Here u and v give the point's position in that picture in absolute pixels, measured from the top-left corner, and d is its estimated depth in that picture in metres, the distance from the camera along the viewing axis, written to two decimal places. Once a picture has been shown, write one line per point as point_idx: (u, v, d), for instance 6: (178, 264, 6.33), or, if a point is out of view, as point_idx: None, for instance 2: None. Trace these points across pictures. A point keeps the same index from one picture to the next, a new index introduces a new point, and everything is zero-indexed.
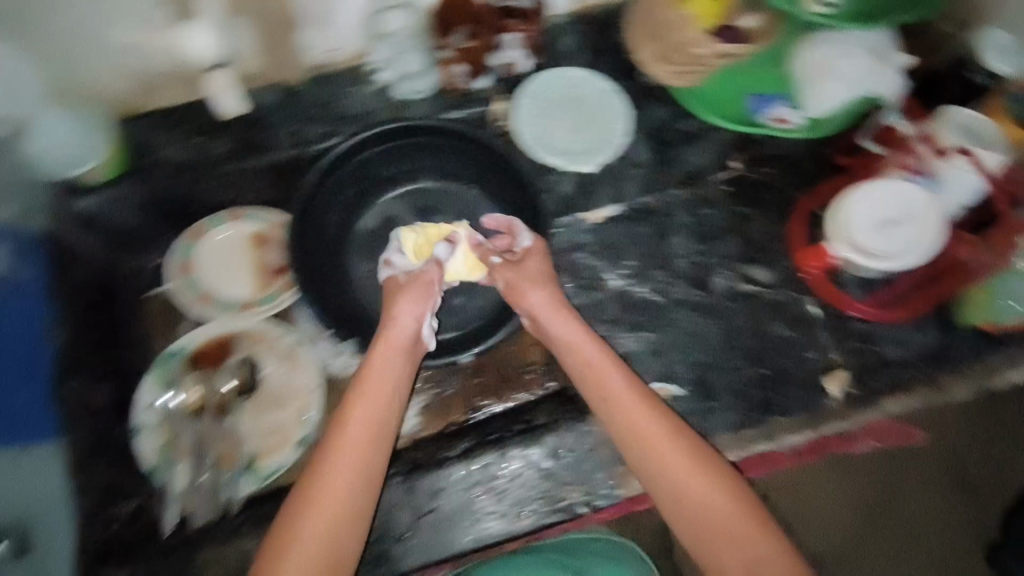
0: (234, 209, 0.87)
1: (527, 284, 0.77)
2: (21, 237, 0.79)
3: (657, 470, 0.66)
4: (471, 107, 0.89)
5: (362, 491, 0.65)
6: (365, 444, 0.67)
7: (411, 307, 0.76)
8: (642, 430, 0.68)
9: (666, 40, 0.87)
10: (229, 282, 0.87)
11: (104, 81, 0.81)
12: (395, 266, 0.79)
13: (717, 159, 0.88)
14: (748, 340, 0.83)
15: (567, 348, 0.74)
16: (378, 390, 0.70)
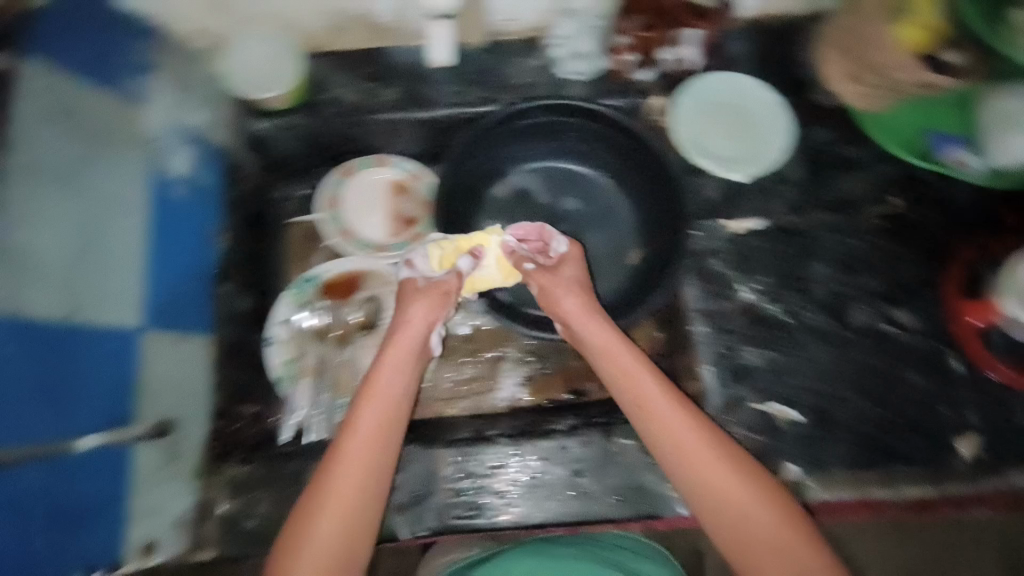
0: (383, 156, 0.95)
1: (561, 289, 0.81)
2: (209, 144, 0.81)
3: (690, 475, 0.66)
4: (630, 97, 0.90)
5: (380, 468, 0.66)
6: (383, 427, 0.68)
7: (424, 307, 0.79)
8: (681, 452, 0.67)
9: (859, 58, 0.82)
10: (370, 222, 0.95)
11: (300, 12, 0.83)
12: (416, 269, 0.82)
13: (875, 192, 0.86)
14: (875, 381, 0.80)
15: (601, 351, 0.76)
16: (389, 379, 0.72)
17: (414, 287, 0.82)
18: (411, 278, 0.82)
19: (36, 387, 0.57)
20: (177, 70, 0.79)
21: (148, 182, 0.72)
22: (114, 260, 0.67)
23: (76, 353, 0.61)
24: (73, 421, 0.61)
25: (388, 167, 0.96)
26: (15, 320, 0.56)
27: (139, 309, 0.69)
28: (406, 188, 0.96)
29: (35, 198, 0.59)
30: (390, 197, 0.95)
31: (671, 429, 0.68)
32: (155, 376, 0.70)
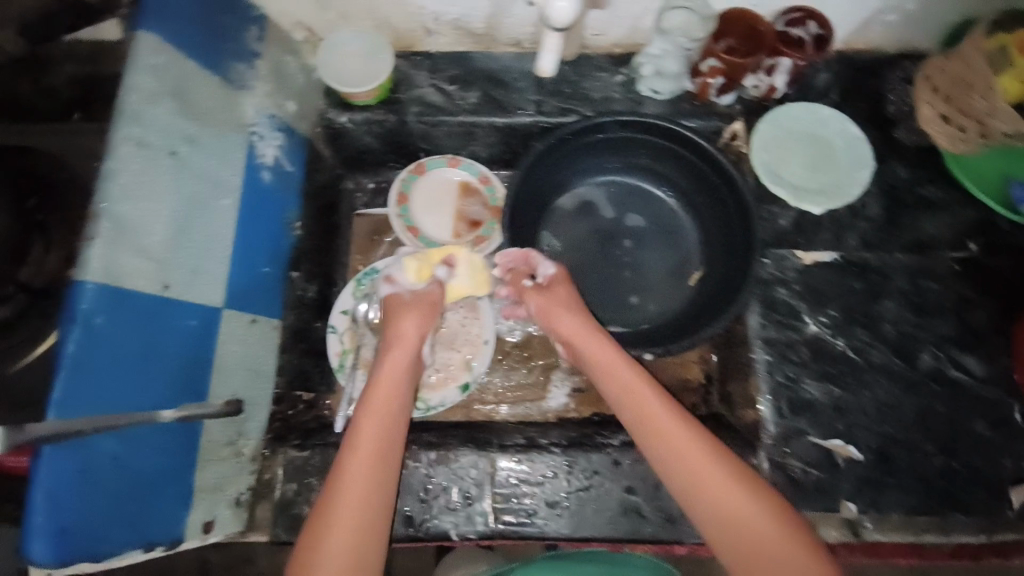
0: (454, 157, 0.98)
1: (560, 307, 0.81)
2: (297, 136, 0.84)
3: (699, 499, 0.64)
4: (708, 119, 0.91)
5: (386, 468, 0.65)
6: (386, 427, 0.68)
7: (416, 319, 0.79)
8: (699, 475, 0.65)
9: (961, 94, 0.75)
10: (436, 220, 0.97)
11: (397, 15, 0.86)
12: (397, 284, 0.83)
13: (950, 235, 0.85)
14: (939, 426, 0.79)
15: (603, 370, 0.77)
16: (389, 381, 0.72)
17: (398, 299, 0.82)
18: (394, 293, 0.83)
19: (132, 357, 0.59)
20: (277, 59, 0.81)
21: (240, 166, 0.74)
22: (206, 239, 0.68)
23: (168, 326, 0.63)
24: (161, 393, 0.62)
25: (458, 169, 0.99)
26: (119, 291, 0.58)
27: (224, 289, 0.71)
28: (474, 191, 0.98)
29: (144, 174, 0.61)
30: (458, 197, 0.98)
31: (679, 451, 0.67)
32: (228, 357, 0.72)
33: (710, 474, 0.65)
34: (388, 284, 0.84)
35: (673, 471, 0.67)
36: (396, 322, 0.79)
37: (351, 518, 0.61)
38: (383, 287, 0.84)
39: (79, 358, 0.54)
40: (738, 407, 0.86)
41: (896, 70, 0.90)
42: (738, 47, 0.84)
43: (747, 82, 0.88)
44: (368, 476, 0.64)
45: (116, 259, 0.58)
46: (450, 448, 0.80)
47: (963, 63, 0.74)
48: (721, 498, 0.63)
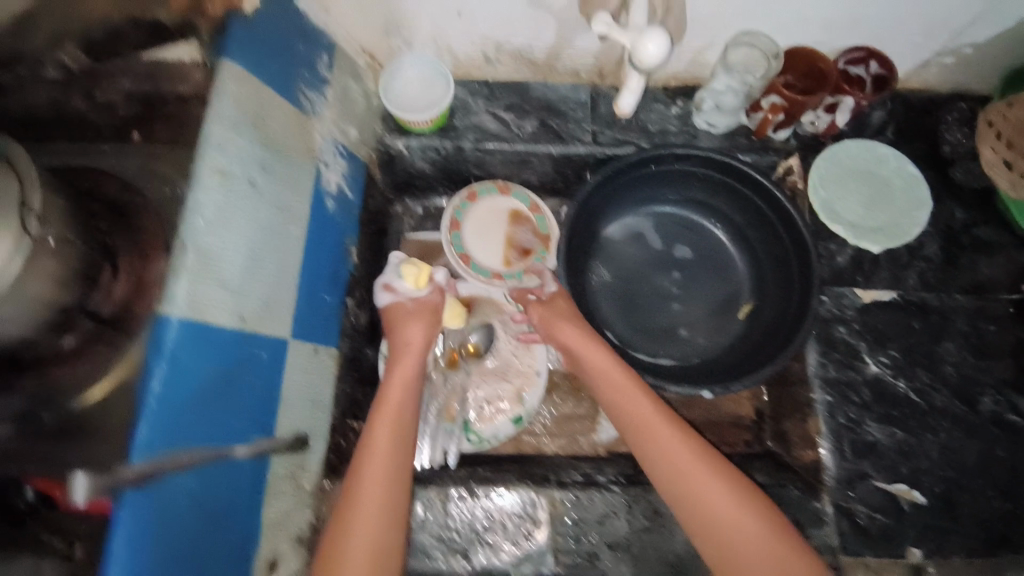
0: (505, 184, 0.97)
1: (562, 321, 0.83)
2: (355, 163, 0.85)
3: (697, 514, 0.69)
4: (766, 154, 0.91)
5: (399, 474, 0.69)
6: (397, 435, 0.71)
7: (422, 326, 0.80)
8: (686, 479, 0.70)
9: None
10: (487, 248, 0.96)
11: (459, 44, 0.86)
12: (397, 292, 0.81)
13: (1009, 277, 0.85)
14: (1001, 472, 0.77)
15: (598, 374, 0.80)
16: (398, 387, 0.76)
17: (399, 308, 0.81)
18: (395, 301, 0.81)
19: (209, 391, 0.58)
20: (340, 84, 0.81)
21: (306, 191, 0.74)
22: (277, 268, 0.67)
23: (241, 359, 0.61)
24: (233, 426, 0.61)
25: (509, 196, 0.98)
26: (201, 325, 0.56)
27: (290, 318, 0.70)
28: (525, 218, 0.97)
29: (227, 204, 0.60)
30: (510, 224, 0.97)
31: (680, 466, 0.71)
32: (293, 388, 0.70)
33: (711, 485, 0.69)
34: (386, 292, 0.81)
35: (676, 484, 0.71)
36: (399, 329, 0.81)
37: (370, 527, 0.65)
38: (382, 295, 0.81)
39: (161, 395, 0.52)
40: (795, 447, 0.85)
41: (950, 112, 0.91)
42: (796, 84, 0.85)
43: (805, 119, 0.88)
44: (382, 485, 0.67)
45: (202, 291, 0.56)
46: (508, 484, 0.77)
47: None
48: (724, 510, 0.68)
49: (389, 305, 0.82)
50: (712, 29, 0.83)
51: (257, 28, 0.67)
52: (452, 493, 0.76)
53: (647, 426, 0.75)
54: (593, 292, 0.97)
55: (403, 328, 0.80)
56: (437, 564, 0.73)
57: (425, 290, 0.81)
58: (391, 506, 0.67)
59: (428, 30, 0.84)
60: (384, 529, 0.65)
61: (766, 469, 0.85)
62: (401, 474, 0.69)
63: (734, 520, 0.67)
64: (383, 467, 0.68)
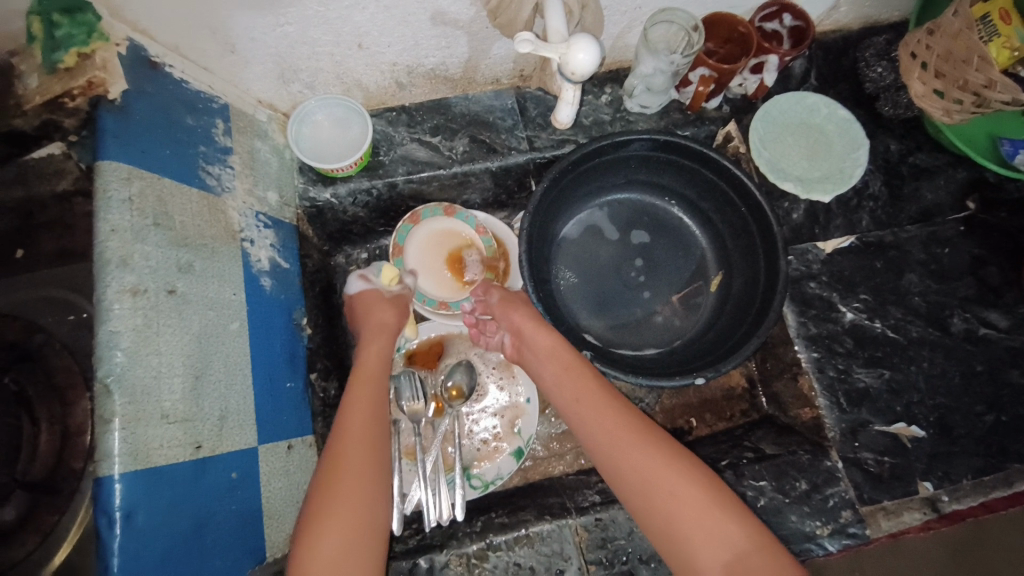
0: (450, 206, 0.90)
1: (522, 302, 0.82)
2: (284, 229, 0.78)
3: (651, 505, 0.62)
4: (703, 125, 0.90)
5: (381, 465, 0.63)
6: (373, 431, 0.65)
7: (392, 311, 0.80)
8: (640, 463, 0.64)
9: (958, 68, 0.75)
10: (433, 277, 0.90)
11: (366, 75, 0.79)
12: (371, 283, 0.82)
13: (952, 198, 0.88)
14: (983, 385, 0.80)
15: (542, 352, 0.76)
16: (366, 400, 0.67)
17: (372, 296, 0.81)
18: (367, 289, 0.82)
19: (183, 539, 0.52)
20: (247, 148, 0.73)
21: (240, 281, 0.66)
22: (227, 374, 0.60)
23: (212, 492, 0.55)
24: (214, 567, 0.54)
25: (454, 219, 0.90)
26: (150, 473, 0.50)
27: (255, 424, 0.63)
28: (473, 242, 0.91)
29: (149, 327, 0.53)
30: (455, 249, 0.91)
31: (630, 443, 0.66)
32: (276, 501, 0.63)
33: (663, 466, 0.63)
34: (360, 281, 0.83)
35: (631, 467, 0.64)
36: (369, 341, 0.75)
37: (357, 516, 0.58)
38: (357, 283, 0.83)
39: (124, 570, 0.46)
40: (791, 407, 0.85)
41: (866, 49, 0.92)
42: (719, 51, 0.85)
43: (733, 83, 0.89)
44: (365, 475, 0.61)
45: (142, 436, 0.50)
46: (527, 524, 0.73)
47: (951, 37, 0.75)
48: (677, 501, 0.61)
49: (361, 293, 0.82)
50: (627, 12, 0.80)
51: (136, 118, 0.59)
52: (471, 554, 0.71)
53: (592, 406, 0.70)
54: (562, 294, 0.94)
55: (372, 317, 0.79)
56: None
57: (399, 288, 0.83)
58: (377, 498, 0.60)
59: (330, 69, 0.76)
60: (365, 533, 0.57)
61: (769, 437, 0.83)
62: (380, 471, 0.63)
63: (684, 515, 0.60)
64: (369, 453, 0.63)
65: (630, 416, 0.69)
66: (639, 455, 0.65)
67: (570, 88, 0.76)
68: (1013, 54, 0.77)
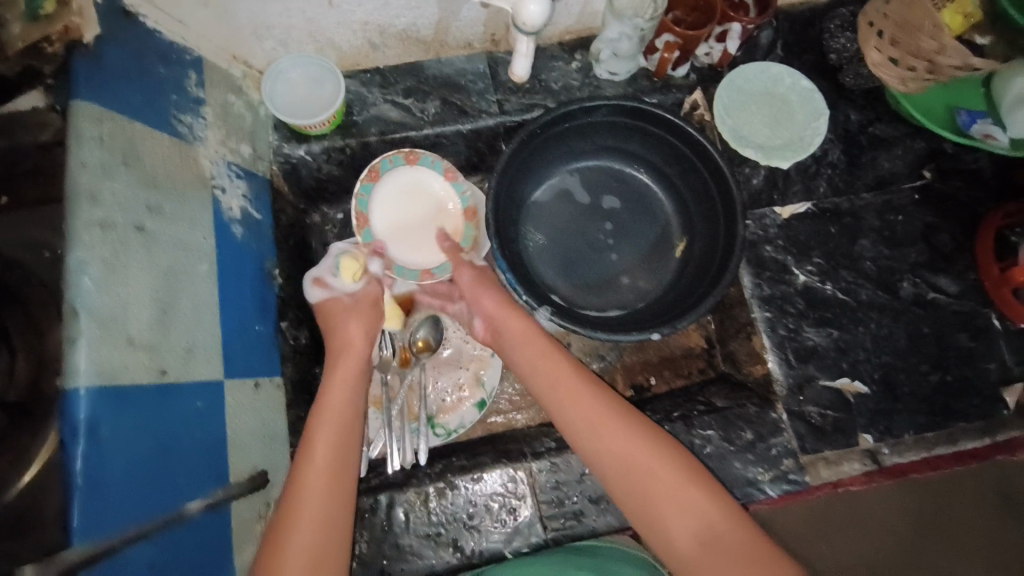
0: (410, 152, 0.87)
1: (492, 285, 0.83)
2: (257, 181, 0.81)
3: (631, 484, 0.66)
4: (670, 93, 0.93)
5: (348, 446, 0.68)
6: (336, 477, 0.65)
7: (361, 323, 0.78)
8: (618, 449, 0.67)
9: (913, 38, 0.76)
10: (404, 240, 0.88)
11: (339, 33, 0.82)
12: (331, 288, 0.81)
13: (908, 168, 0.91)
14: (929, 346, 0.84)
15: (522, 340, 0.79)
16: (339, 385, 0.72)
17: (334, 304, 0.79)
18: (330, 295, 0.80)
19: (145, 457, 0.55)
20: (220, 102, 0.76)
21: (210, 225, 0.69)
22: (193, 310, 0.63)
23: (177, 417, 0.59)
24: (178, 485, 0.57)
25: (418, 166, 0.88)
26: (116, 392, 0.53)
27: (222, 359, 0.66)
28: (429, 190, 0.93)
29: (117, 259, 0.56)
30: (420, 203, 0.89)
31: (607, 427, 0.69)
32: (240, 433, 0.67)
33: (644, 451, 0.67)
34: (318, 287, 0.81)
35: (608, 449, 0.68)
36: (336, 326, 0.78)
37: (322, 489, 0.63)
38: (315, 290, 0.81)
39: (89, 476, 0.50)
40: (745, 364, 0.88)
41: (832, 20, 0.93)
42: (686, 19, 0.87)
43: (700, 52, 0.91)
44: (335, 450, 0.66)
45: (108, 357, 0.53)
46: (485, 467, 0.77)
47: (908, 4, 0.76)
48: (671, 510, 0.64)
49: (322, 303, 0.80)
50: None
51: (108, 65, 0.62)
52: (429, 492, 0.75)
53: (569, 391, 0.73)
54: (532, 255, 0.97)
55: (343, 326, 0.77)
56: (431, 559, 0.73)
57: (362, 283, 0.82)
58: (341, 474, 0.65)
59: (303, 26, 0.79)
60: (329, 515, 0.63)
61: (722, 392, 0.87)
62: (347, 461, 0.67)
63: (675, 526, 0.64)
64: (338, 430, 0.68)
65: (604, 400, 0.71)
66: (616, 439, 0.68)
67: (525, 40, 0.78)
68: (966, 21, 0.82)
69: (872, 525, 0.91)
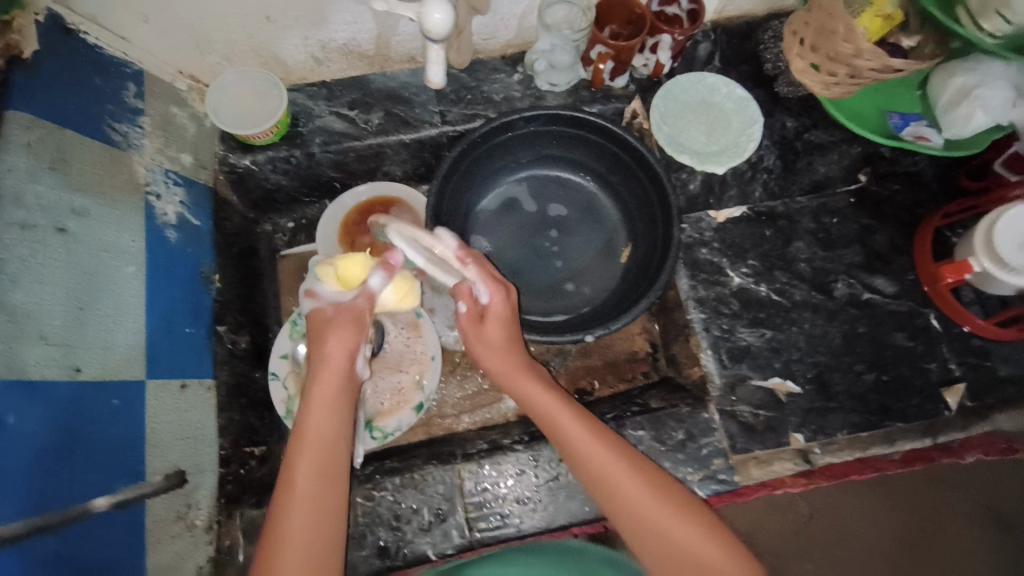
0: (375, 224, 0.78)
1: (498, 341, 0.69)
2: (197, 188, 0.83)
3: (667, 553, 0.57)
4: (610, 103, 0.95)
5: (332, 500, 0.58)
6: (315, 553, 0.55)
7: (340, 338, 0.64)
8: (648, 514, 0.59)
9: (829, 43, 0.78)
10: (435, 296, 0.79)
11: (282, 49, 0.85)
12: (320, 299, 0.67)
13: (845, 172, 0.93)
14: (865, 347, 0.84)
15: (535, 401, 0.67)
16: (318, 425, 0.61)
17: (322, 316, 0.66)
18: (317, 310, 0.67)
19: (53, 449, 0.56)
20: (161, 113, 0.79)
21: (139, 229, 0.71)
22: (115, 310, 0.65)
23: (90, 412, 0.60)
24: (87, 481, 0.58)
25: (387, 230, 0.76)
26: (25, 385, 0.55)
27: (144, 358, 0.68)
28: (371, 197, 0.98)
29: (36, 257, 0.58)
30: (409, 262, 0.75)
31: (635, 488, 0.60)
32: (161, 432, 0.67)
33: (673, 519, 0.58)
34: (308, 299, 0.67)
35: (636, 513, 0.59)
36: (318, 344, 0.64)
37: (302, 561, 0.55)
38: (306, 303, 0.68)
39: None
40: (685, 366, 0.88)
41: (766, 31, 0.95)
42: (622, 32, 0.90)
43: (636, 63, 0.93)
44: (316, 512, 0.57)
45: (19, 351, 0.55)
46: (415, 470, 0.77)
47: (824, 13, 0.78)
48: None
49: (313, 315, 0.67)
50: None
51: (46, 74, 0.66)
52: (357, 495, 0.75)
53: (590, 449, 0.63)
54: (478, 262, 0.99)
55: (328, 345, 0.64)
56: (357, 562, 0.73)
57: (351, 294, 0.67)
58: (323, 540, 0.56)
59: (244, 41, 0.82)
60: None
61: (660, 395, 0.87)
62: (332, 518, 0.58)
63: None
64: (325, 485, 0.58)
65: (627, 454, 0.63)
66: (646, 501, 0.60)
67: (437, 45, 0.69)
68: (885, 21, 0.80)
69: (857, 547, 0.96)
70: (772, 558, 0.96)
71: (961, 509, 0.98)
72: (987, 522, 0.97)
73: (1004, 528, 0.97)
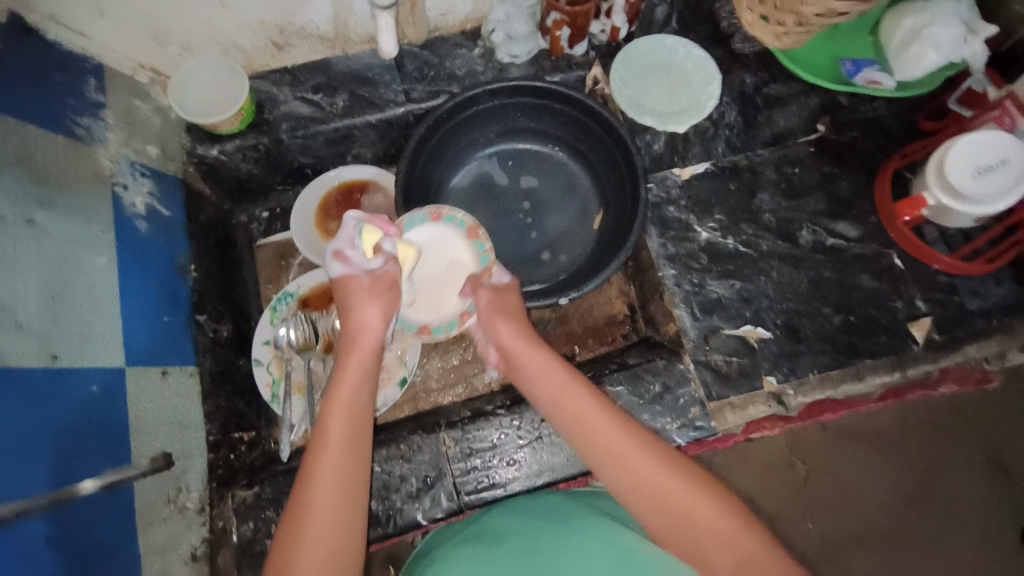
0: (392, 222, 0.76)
1: (504, 311, 0.73)
2: (165, 180, 0.84)
3: (664, 500, 0.57)
4: (573, 72, 0.96)
5: (355, 461, 0.59)
6: (340, 508, 0.56)
7: (379, 306, 0.68)
8: (648, 461, 0.59)
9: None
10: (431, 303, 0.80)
11: (239, 35, 0.85)
12: (351, 262, 0.68)
13: (804, 124, 0.95)
14: (832, 291, 0.86)
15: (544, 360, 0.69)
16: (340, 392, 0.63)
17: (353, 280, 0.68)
18: (348, 274, 0.68)
19: (37, 433, 0.57)
20: (124, 108, 0.80)
21: (107, 220, 0.72)
22: (89, 300, 0.66)
23: (70, 398, 0.61)
24: (72, 464, 0.60)
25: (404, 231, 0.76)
26: (4, 372, 0.56)
27: (122, 346, 0.69)
28: (338, 185, 0.99)
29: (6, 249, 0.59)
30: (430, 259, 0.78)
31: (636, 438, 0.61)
32: (144, 417, 0.69)
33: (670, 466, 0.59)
34: (338, 262, 0.68)
35: (638, 460, 0.60)
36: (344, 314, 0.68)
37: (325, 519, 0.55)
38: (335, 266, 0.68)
39: None
40: (661, 323, 0.90)
41: None
42: None
43: (594, 29, 0.94)
44: (340, 472, 0.58)
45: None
46: (400, 441, 0.79)
47: None
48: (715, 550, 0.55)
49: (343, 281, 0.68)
50: None
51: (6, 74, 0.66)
52: None
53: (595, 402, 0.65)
54: None
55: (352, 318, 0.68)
56: None
57: (381, 260, 0.69)
58: (347, 498, 0.57)
59: (199, 29, 0.82)
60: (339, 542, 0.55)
61: (639, 351, 0.90)
62: (355, 477, 0.59)
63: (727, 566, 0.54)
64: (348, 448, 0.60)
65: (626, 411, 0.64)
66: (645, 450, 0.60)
67: None
68: None
69: (862, 502, 1.00)
70: (773, 513, 1.00)
71: (960, 458, 1.00)
72: (984, 468, 1.00)
73: (1001, 473, 0.99)
